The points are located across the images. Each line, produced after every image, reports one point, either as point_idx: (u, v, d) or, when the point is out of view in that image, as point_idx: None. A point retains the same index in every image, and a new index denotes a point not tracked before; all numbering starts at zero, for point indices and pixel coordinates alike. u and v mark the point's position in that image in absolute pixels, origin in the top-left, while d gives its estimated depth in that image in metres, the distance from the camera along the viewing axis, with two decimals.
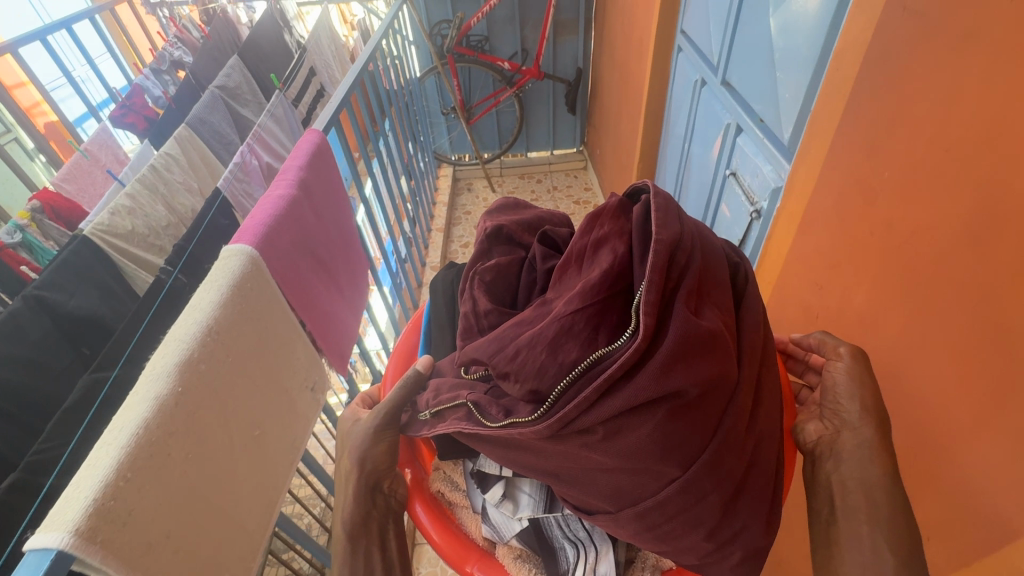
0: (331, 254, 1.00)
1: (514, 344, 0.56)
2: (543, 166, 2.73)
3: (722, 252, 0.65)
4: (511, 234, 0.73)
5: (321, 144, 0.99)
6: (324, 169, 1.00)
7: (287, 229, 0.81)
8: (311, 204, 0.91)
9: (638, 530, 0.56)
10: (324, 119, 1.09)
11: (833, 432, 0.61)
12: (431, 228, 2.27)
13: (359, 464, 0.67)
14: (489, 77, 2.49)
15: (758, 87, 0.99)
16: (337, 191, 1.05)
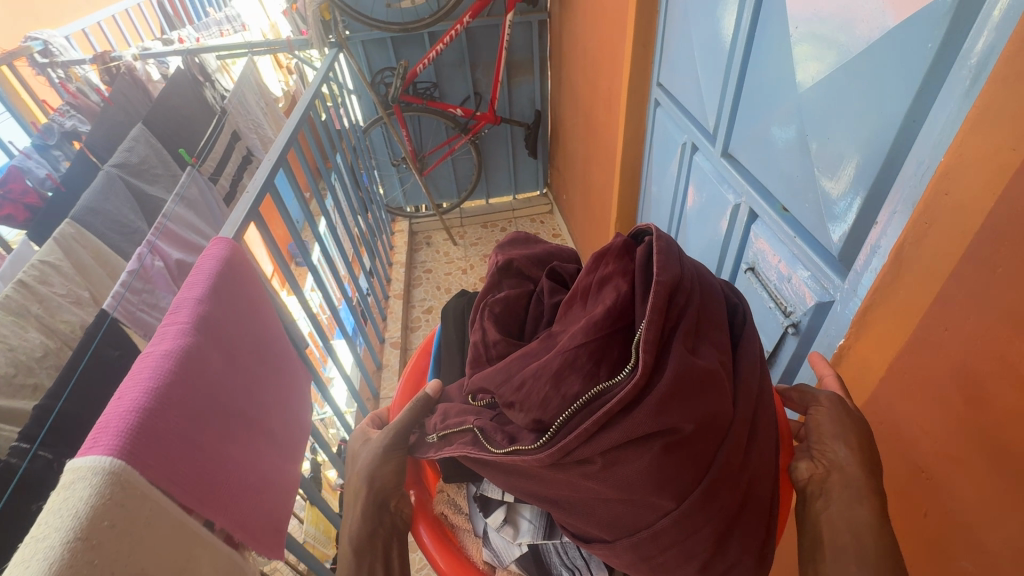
0: (257, 394, 0.74)
1: (520, 374, 0.59)
2: (507, 213, 2.64)
3: (720, 292, 0.68)
4: (521, 268, 0.77)
5: (229, 257, 0.75)
6: (238, 287, 0.75)
7: (175, 400, 0.55)
8: (218, 345, 0.66)
9: (632, 561, 0.58)
10: (254, 190, 0.92)
11: (825, 471, 0.63)
12: (388, 296, 2.06)
13: (368, 481, 0.70)
14: (439, 124, 2.38)
15: (771, 171, 0.86)
16: (258, 308, 0.81)
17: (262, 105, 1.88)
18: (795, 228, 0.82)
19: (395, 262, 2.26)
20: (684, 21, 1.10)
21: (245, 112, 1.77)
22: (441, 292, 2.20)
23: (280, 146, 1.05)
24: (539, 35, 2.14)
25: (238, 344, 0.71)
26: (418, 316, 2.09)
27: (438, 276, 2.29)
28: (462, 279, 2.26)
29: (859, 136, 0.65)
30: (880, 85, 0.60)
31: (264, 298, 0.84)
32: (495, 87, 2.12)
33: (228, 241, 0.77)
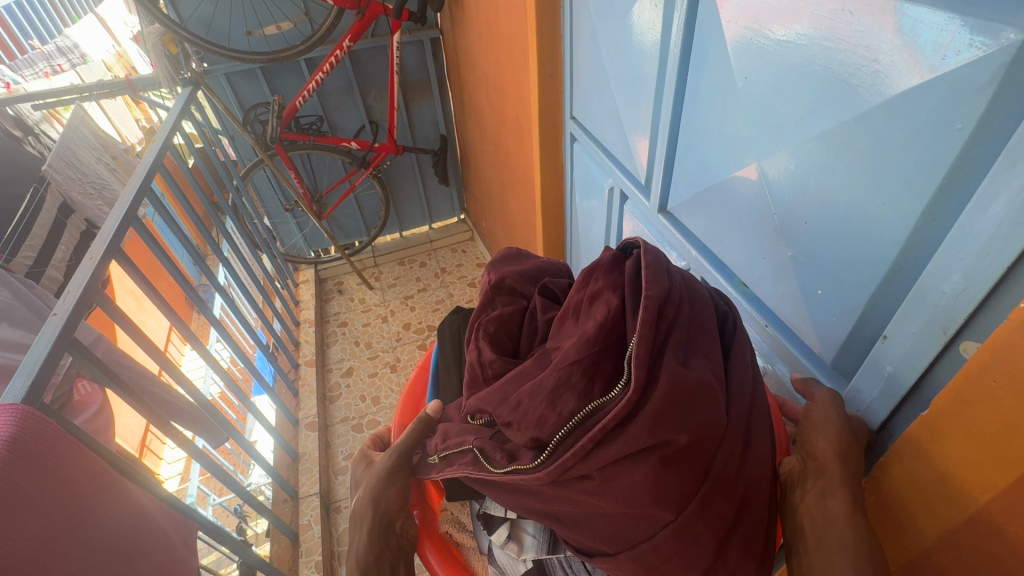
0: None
1: (516, 394, 0.60)
2: (424, 248, 2.64)
3: (708, 300, 0.69)
4: (512, 286, 0.78)
5: (12, 442, 0.60)
6: (22, 479, 0.60)
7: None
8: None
9: (635, 573, 0.59)
10: (64, 309, 0.77)
11: (806, 463, 0.65)
12: (297, 365, 2.01)
13: (373, 504, 0.71)
14: (335, 160, 2.36)
15: (739, 245, 0.81)
16: (70, 482, 0.67)
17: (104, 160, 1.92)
18: (755, 301, 0.82)
19: (302, 321, 2.20)
20: (598, 50, 1.07)
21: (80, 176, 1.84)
22: (358, 347, 2.17)
23: (112, 232, 0.92)
24: (432, 54, 2.17)
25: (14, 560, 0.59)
26: (337, 382, 2.04)
27: (356, 330, 2.26)
28: (382, 329, 2.24)
29: (847, 205, 0.59)
30: (877, 176, 0.54)
31: (87, 459, 0.70)
32: (392, 117, 2.11)
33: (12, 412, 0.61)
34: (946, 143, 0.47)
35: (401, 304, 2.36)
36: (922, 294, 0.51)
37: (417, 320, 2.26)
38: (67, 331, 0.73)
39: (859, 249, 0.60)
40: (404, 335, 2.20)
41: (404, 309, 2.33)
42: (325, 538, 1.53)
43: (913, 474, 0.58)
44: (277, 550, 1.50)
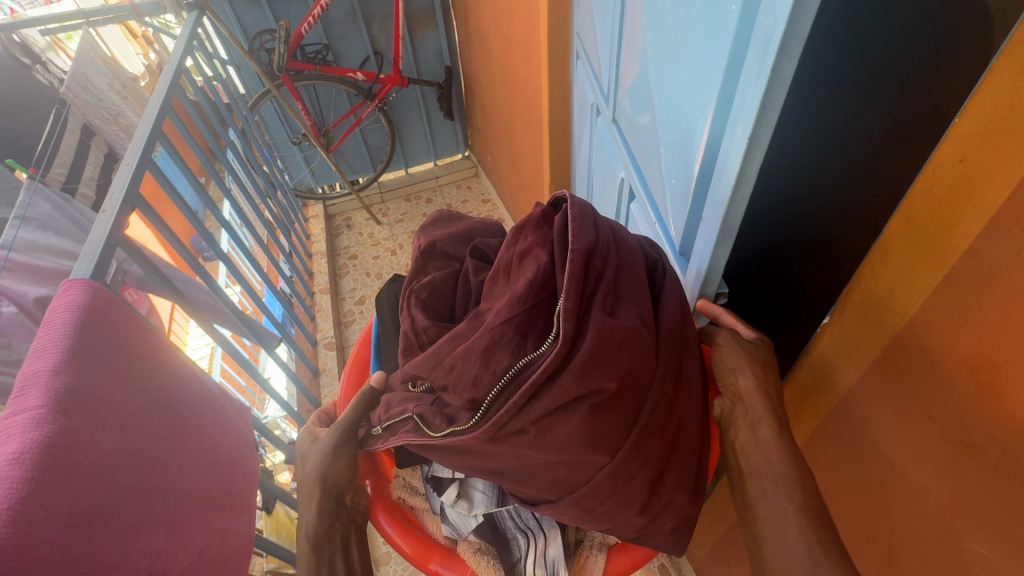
0: (168, 459, 0.63)
1: (450, 358, 0.60)
2: (432, 183, 2.50)
3: (637, 248, 0.70)
4: (445, 248, 0.77)
5: (89, 309, 0.61)
6: (109, 342, 0.61)
7: (39, 513, 0.46)
8: (92, 424, 0.54)
9: (579, 514, 0.61)
10: (111, 209, 0.78)
11: (733, 402, 0.70)
12: (312, 292, 1.97)
13: (321, 481, 0.70)
14: (339, 90, 2.20)
15: (647, 148, 0.84)
16: (148, 356, 0.67)
17: (116, 86, 1.44)
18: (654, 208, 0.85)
19: (315, 253, 2.15)
20: None
21: (96, 100, 1.38)
22: (371, 278, 2.11)
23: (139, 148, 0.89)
24: None
25: (114, 406, 0.58)
26: (350, 309, 2.03)
27: (366, 261, 2.19)
28: (393, 261, 2.18)
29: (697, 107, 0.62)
30: (706, 74, 0.58)
31: (156, 338, 0.70)
32: (398, 44, 1.96)
33: (84, 283, 0.63)
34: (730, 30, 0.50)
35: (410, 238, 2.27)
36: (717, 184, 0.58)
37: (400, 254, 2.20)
38: (114, 230, 0.76)
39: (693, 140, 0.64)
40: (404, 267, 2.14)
41: None
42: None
43: (850, 327, 0.59)
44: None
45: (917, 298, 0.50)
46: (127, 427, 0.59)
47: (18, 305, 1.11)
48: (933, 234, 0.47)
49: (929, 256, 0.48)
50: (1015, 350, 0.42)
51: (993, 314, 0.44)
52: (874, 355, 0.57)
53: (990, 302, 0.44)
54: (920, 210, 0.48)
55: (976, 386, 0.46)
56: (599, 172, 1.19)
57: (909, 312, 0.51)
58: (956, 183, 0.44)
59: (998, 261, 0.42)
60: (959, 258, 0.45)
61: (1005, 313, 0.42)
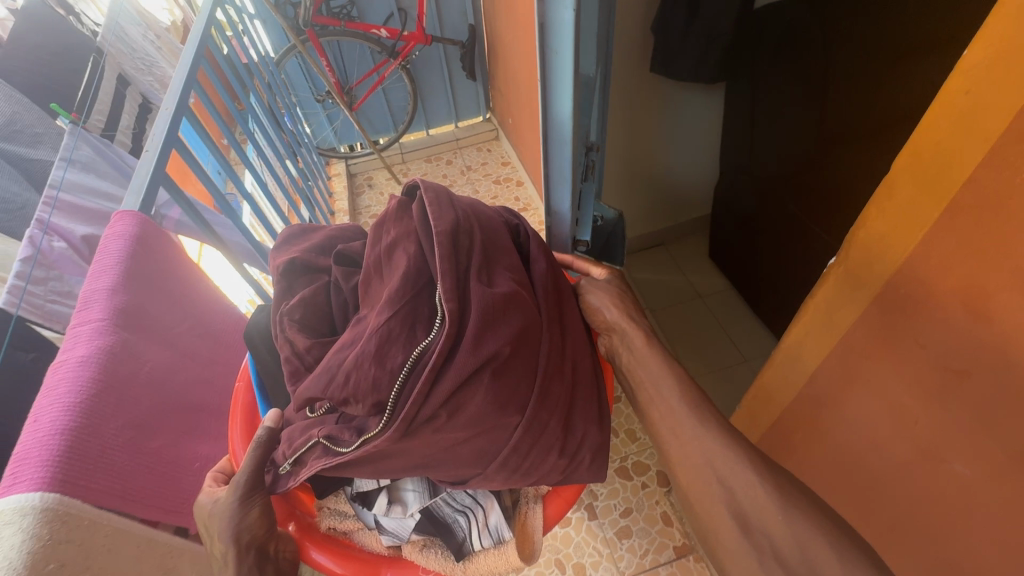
0: (180, 370, 0.77)
1: (342, 370, 0.58)
2: (450, 145, 2.16)
3: (496, 218, 0.73)
4: (306, 263, 0.73)
5: (137, 236, 0.69)
6: (151, 263, 0.71)
7: (107, 411, 0.58)
8: (136, 337, 0.66)
9: (507, 477, 0.64)
10: (154, 148, 0.78)
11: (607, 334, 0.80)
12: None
13: (235, 539, 0.63)
14: (364, 47, 1.92)
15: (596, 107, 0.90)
16: (173, 278, 0.77)
17: (149, 37, 1.33)
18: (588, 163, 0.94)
19: (336, 211, 1.89)
20: None
21: (129, 50, 1.27)
22: None
23: (178, 92, 0.85)
24: None
25: (155, 325, 0.70)
26: None
27: None
28: None
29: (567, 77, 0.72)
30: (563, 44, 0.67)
31: (183, 260, 0.79)
32: None
33: (134, 215, 0.70)
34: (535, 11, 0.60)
35: None
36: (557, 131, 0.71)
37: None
38: (160, 168, 0.77)
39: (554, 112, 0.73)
40: None
41: None
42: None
43: (852, 264, 0.58)
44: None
45: (920, 231, 0.49)
46: (165, 341, 0.73)
47: (68, 243, 0.83)
48: (932, 164, 0.46)
49: (930, 190, 0.46)
50: (1001, 278, 0.43)
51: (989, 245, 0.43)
52: (874, 292, 0.57)
53: (983, 228, 0.43)
54: (924, 138, 0.45)
55: (967, 313, 0.47)
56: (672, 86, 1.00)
57: (904, 248, 0.51)
58: (959, 111, 0.42)
59: (999, 184, 0.41)
60: (957, 191, 0.44)
61: (988, 242, 0.43)
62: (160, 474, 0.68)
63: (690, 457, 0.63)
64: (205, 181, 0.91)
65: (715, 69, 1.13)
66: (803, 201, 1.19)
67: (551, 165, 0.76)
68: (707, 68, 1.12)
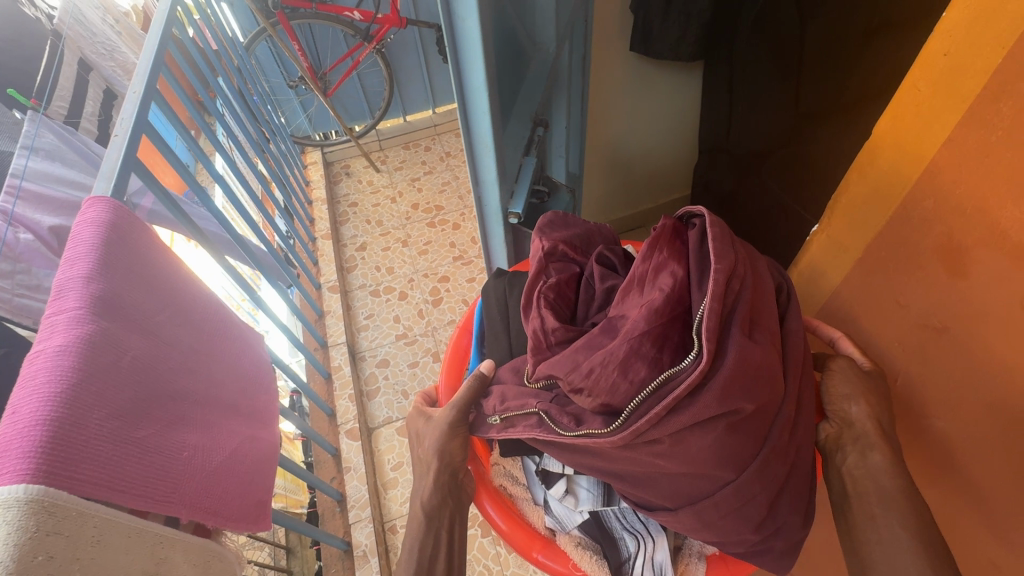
0: (184, 360, 0.73)
1: (588, 362, 0.62)
2: (428, 131, 2.34)
3: (768, 271, 0.70)
4: (565, 252, 0.79)
5: (111, 221, 0.65)
6: (127, 251, 0.66)
7: (89, 401, 0.54)
8: (121, 327, 0.61)
9: (694, 525, 0.64)
10: (124, 133, 0.80)
11: (840, 427, 0.72)
12: (315, 238, 1.95)
13: (438, 456, 0.75)
14: (337, 32, 2.03)
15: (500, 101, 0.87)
16: (160, 270, 0.73)
17: (109, 21, 1.53)
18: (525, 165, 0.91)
19: (314, 199, 2.07)
20: None
21: (90, 35, 1.48)
22: (375, 227, 2.05)
23: (146, 74, 0.88)
24: None
25: (136, 320, 0.65)
26: (353, 255, 1.98)
27: (367, 210, 2.11)
28: (392, 208, 2.10)
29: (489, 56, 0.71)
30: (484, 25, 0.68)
31: (161, 249, 0.74)
32: None
33: (104, 203, 0.67)
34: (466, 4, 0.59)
35: (408, 185, 2.17)
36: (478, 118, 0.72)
37: (425, 200, 2.11)
38: (131, 151, 0.79)
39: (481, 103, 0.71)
40: (414, 214, 2.07)
41: (411, 189, 2.16)
42: (361, 413, 1.56)
43: (836, 230, 0.73)
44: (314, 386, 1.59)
45: (903, 189, 0.61)
46: (151, 331, 0.67)
47: (36, 235, 1.13)
48: (913, 126, 0.57)
49: (910, 153, 0.59)
50: (977, 236, 0.54)
51: (964, 204, 0.55)
52: (857, 257, 0.71)
53: (962, 187, 0.54)
54: (910, 99, 0.57)
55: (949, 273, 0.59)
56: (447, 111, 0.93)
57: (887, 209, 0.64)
58: (945, 69, 0.52)
59: (975, 143, 0.52)
60: (936, 150, 0.56)
61: (970, 206, 0.54)
62: (163, 472, 0.62)
63: None
64: (183, 174, 0.99)
65: (696, 47, 1.21)
66: (786, 177, 1.29)
67: (477, 166, 0.79)
68: (687, 47, 1.20)
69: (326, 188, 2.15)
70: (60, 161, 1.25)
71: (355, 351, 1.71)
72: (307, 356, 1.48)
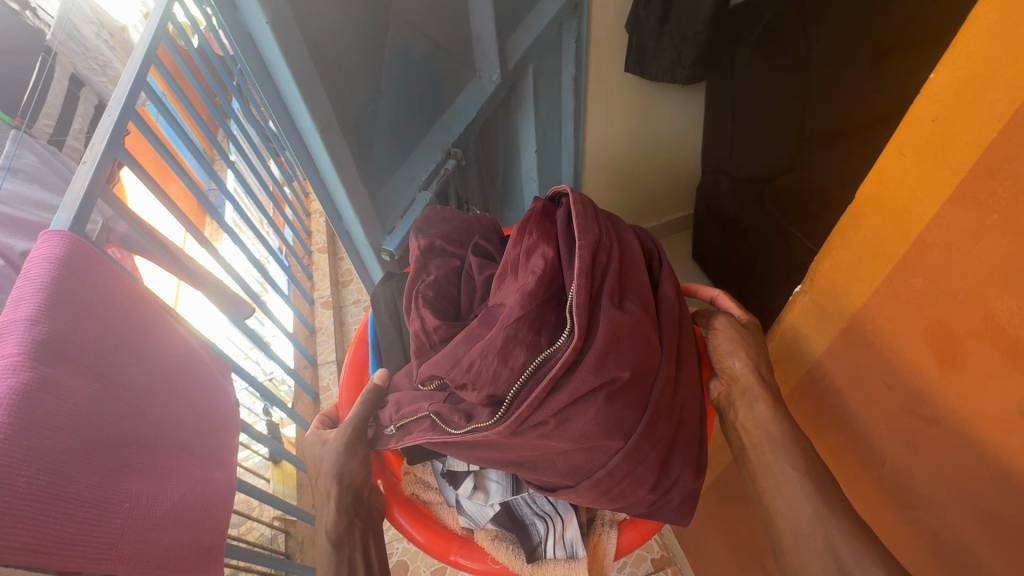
0: (140, 404, 0.60)
1: (467, 356, 0.61)
2: None
3: (636, 239, 0.73)
4: (443, 247, 0.76)
5: (68, 259, 0.53)
6: (90, 292, 0.55)
7: (18, 456, 0.44)
8: (71, 372, 0.51)
9: (594, 496, 0.65)
10: (92, 158, 0.61)
11: (729, 383, 0.77)
12: (310, 251, 1.70)
13: (337, 480, 0.71)
14: None
15: (380, 147, 0.83)
16: (126, 308, 0.61)
17: (105, 37, 1.67)
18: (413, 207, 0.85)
19: (312, 211, 1.79)
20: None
21: (82, 50, 1.62)
22: None
23: (124, 93, 0.65)
24: None
25: (94, 359, 0.54)
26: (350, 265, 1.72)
27: None
28: None
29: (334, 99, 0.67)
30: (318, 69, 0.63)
31: (127, 281, 0.62)
32: None
33: (63, 236, 0.54)
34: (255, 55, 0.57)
35: None
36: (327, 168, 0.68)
37: None
38: (102, 181, 0.60)
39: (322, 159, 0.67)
40: None
41: None
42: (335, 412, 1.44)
43: (818, 295, 0.61)
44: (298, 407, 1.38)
45: (888, 263, 0.50)
46: (108, 375, 0.56)
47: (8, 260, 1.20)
48: (898, 193, 0.47)
49: (897, 223, 0.48)
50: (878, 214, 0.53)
51: (958, 290, 0.45)
52: (838, 324, 0.59)
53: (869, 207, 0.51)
54: (893, 165, 0.46)
55: (935, 358, 0.49)
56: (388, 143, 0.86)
57: (867, 287, 0.54)
58: (932, 134, 0.42)
59: (971, 227, 0.42)
60: (926, 226, 0.45)
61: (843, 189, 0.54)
62: (91, 534, 0.49)
63: (806, 538, 0.60)
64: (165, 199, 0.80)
65: (692, 69, 1.22)
66: (783, 202, 1.16)
67: (331, 203, 0.74)
68: (682, 69, 1.21)
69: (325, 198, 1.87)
70: (40, 185, 1.37)
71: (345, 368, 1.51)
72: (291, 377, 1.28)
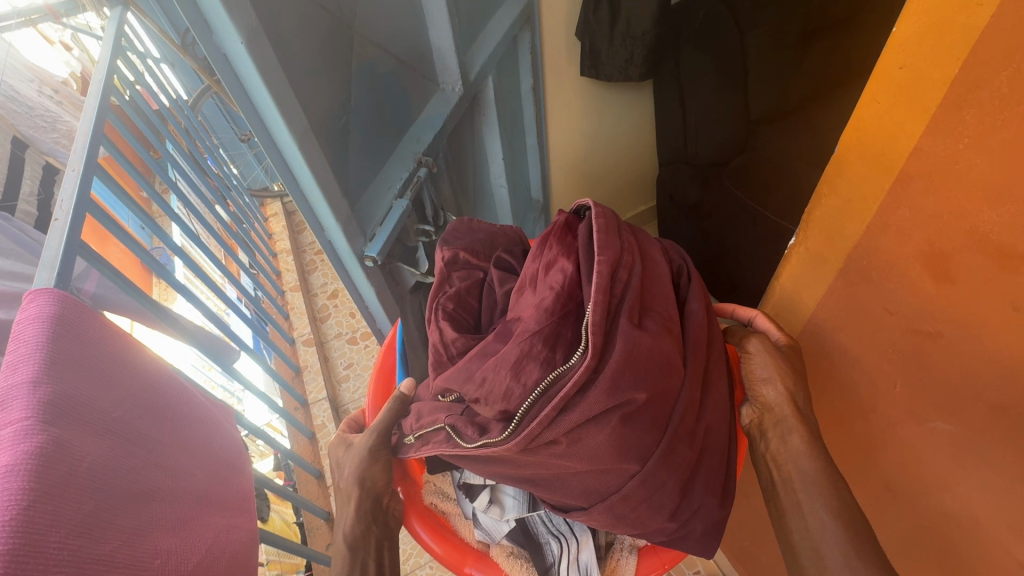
0: (156, 458, 0.55)
1: (480, 371, 0.60)
2: None
3: (662, 260, 0.70)
4: (467, 259, 0.77)
5: (61, 317, 0.52)
6: (89, 348, 0.53)
7: (43, 523, 0.40)
8: (81, 430, 0.47)
9: (609, 520, 0.63)
10: (65, 215, 0.63)
11: (761, 411, 0.73)
12: (282, 291, 1.76)
13: (358, 483, 0.72)
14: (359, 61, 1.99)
15: (359, 158, 0.83)
16: (126, 362, 0.58)
17: (48, 93, 1.54)
18: (393, 215, 0.83)
19: (278, 251, 1.87)
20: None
21: (26, 110, 1.51)
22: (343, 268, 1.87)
23: (84, 147, 0.70)
24: None
25: (101, 416, 0.51)
26: (325, 304, 1.77)
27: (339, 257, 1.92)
28: None
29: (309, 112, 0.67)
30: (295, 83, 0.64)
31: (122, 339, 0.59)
32: None
33: (51, 293, 0.53)
34: (229, 70, 0.58)
35: None
36: (309, 173, 0.68)
37: None
38: (74, 234, 0.62)
39: (304, 164, 0.67)
40: None
41: None
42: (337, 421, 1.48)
43: (815, 244, 0.65)
44: (296, 450, 1.38)
45: (875, 200, 0.55)
46: (118, 434, 0.52)
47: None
48: (875, 136, 0.52)
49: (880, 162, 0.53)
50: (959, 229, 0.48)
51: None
52: (837, 267, 0.63)
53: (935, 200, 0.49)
54: (869, 114, 0.52)
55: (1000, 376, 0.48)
56: (367, 162, 0.85)
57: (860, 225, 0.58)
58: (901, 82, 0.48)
59: (944, 152, 0.47)
60: (906, 159, 0.50)
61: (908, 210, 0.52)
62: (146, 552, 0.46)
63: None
64: (124, 239, 0.82)
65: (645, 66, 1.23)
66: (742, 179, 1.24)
67: (316, 211, 0.76)
68: (636, 68, 1.22)
69: (291, 239, 1.94)
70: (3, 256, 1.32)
71: (337, 405, 1.53)
72: (289, 418, 1.29)
